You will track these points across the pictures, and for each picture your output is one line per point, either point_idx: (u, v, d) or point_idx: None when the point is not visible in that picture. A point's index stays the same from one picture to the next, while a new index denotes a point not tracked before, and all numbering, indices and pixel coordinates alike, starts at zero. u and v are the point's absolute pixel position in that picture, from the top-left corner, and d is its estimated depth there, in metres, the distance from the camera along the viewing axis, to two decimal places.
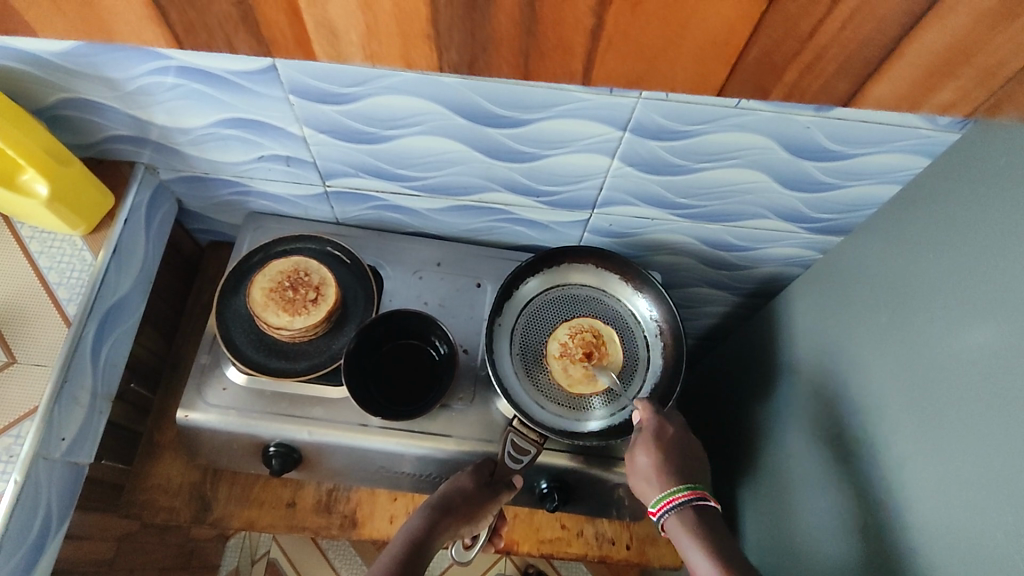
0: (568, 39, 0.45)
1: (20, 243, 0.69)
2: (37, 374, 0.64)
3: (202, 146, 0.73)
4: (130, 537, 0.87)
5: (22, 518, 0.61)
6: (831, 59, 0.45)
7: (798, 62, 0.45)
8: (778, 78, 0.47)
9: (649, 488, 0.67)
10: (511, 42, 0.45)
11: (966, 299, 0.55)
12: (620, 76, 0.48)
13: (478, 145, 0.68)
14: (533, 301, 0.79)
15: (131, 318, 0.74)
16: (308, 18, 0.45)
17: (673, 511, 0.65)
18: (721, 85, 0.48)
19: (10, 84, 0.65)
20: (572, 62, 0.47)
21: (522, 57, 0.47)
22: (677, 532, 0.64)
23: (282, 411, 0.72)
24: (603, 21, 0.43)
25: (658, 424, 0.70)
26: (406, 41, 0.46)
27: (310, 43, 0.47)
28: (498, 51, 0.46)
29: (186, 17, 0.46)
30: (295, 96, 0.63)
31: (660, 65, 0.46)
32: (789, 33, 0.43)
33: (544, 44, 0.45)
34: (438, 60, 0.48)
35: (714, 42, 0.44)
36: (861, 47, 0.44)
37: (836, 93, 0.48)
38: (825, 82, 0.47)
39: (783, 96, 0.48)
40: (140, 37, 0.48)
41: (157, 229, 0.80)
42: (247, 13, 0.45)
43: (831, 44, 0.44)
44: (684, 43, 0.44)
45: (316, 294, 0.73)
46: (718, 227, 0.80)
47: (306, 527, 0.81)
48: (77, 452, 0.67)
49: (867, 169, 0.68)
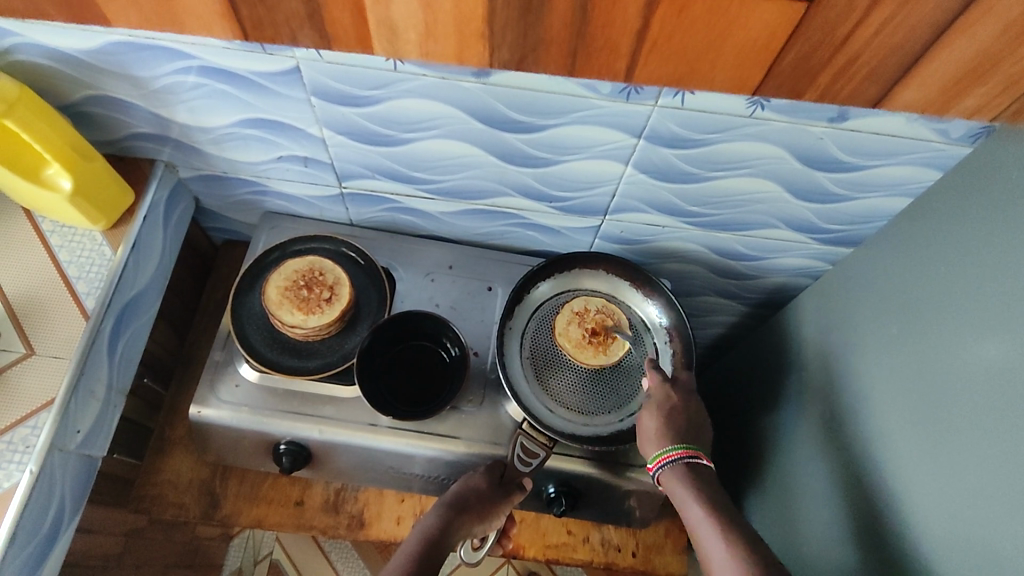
0: (614, 42, 0.46)
1: (40, 236, 0.70)
2: (55, 366, 0.65)
3: (221, 145, 0.74)
4: (137, 533, 0.87)
5: (37, 507, 0.61)
6: (865, 61, 0.45)
7: (832, 66, 0.46)
8: (812, 82, 0.47)
9: (649, 445, 0.69)
10: (561, 43, 0.46)
11: (976, 311, 0.56)
12: (660, 77, 0.49)
13: (494, 150, 0.69)
14: (544, 305, 0.79)
15: (146, 314, 0.75)
16: (369, 16, 0.46)
17: (667, 467, 0.67)
18: (755, 87, 0.48)
19: (37, 80, 0.66)
20: (616, 62, 0.47)
21: (570, 57, 0.47)
22: (670, 486, 0.66)
23: (294, 409, 0.73)
24: (648, 23, 0.44)
25: (666, 392, 0.70)
26: (462, 39, 0.47)
27: (368, 40, 0.48)
28: (547, 51, 0.47)
29: (256, 15, 0.47)
30: (316, 97, 0.64)
31: (703, 67, 0.47)
32: (826, 39, 0.44)
33: (590, 46, 0.46)
34: (489, 59, 0.49)
35: (753, 46, 0.45)
36: (894, 52, 0.44)
37: (868, 96, 0.49)
38: (854, 88, 0.48)
39: (816, 98, 0.49)
40: (205, 31, 0.50)
41: (174, 226, 0.81)
42: (313, 9, 0.46)
43: (865, 49, 0.44)
44: (725, 46, 0.45)
45: (330, 294, 0.74)
46: (729, 235, 0.81)
47: (313, 526, 0.81)
48: (92, 444, 0.68)
49: (878, 181, 0.68)
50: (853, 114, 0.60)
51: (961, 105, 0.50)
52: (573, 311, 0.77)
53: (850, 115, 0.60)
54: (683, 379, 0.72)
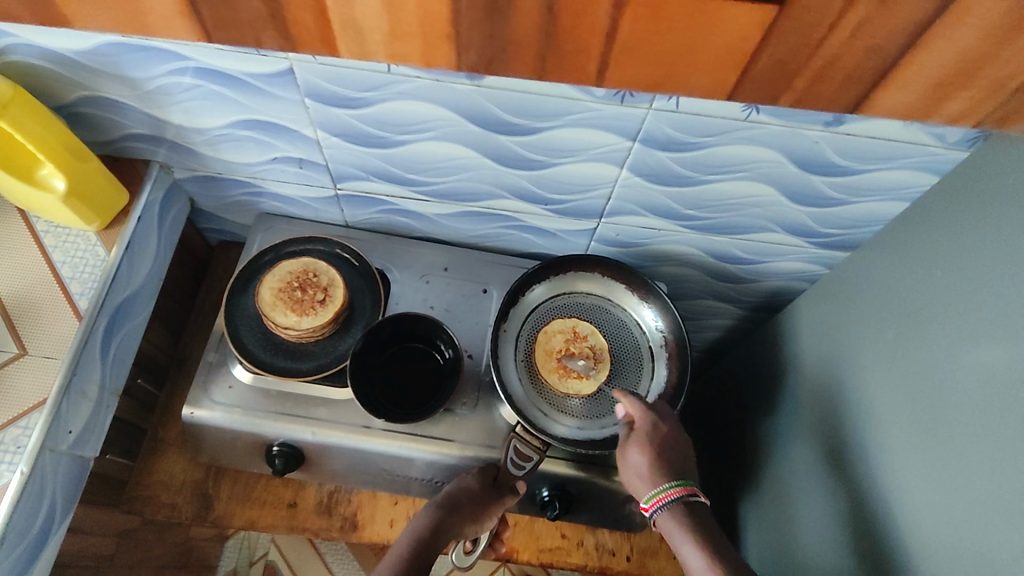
0: (585, 44, 0.45)
1: (35, 236, 0.70)
2: (47, 366, 0.64)
3: (216, 146, 0.74)
4: (131, 534, 0.87)
5: (27, 509, 0.61)
6: (843, 66, 0.44)
7: (810, 69, 0.45)
8: (789, 85, 0.46)
9: (641, 484, 0.67)
10: (530, 47, 0.46)
11: (971, 317, 0.55)
12: (634, 81, 0.48)
13: (488, 152, 0.69)
14: (539, 308, 0.79)
15: (140, 314, 0.75)
16: (332, 16, 0.45)
17: (665, 508, 0.65)
18: (730, 92, 0.48)
19: (32, 81, 0.66)
20: (586, 66, 0.47)
21: (538, 60, 0.47)
22: (668, 527, 0.65)
23: (287, 410, 0.73)
24: (618, 26, 0.43)
25: (650, 423, 0.68)
26: (426, 40, 0.46)
27: (332, 41, 0.47)
28: (517, 52, 0.46)
29: (216, 14, 0.46)
30: (310, 99, 0.64)
31: (677, 70, 0.46)
32: (801, 41, 0.43)
33: (561, 48, 0.45)
34: (456, 61, 0.48)
35: (725, 46, 0.44)
36: (872, 56, 0.43)
37: (848, 100, 0.48)
38: (836, 91, 0.47)
39: (791, 102, 0.48)
40: (171, 32, 0.49)
41: (169, 227, 0.80)
42: (275, 9, 0.45)
43: (843, 52, 0.43)
44: (702, 49, 0.44)
45: (324, 295, 0.74)
46: (725, 239, 0.80)
47: (306, 529, 0.81)
48: (83, 445, 0.68)
49: (874, 185, 0.68)
50: (849, 118, 0.59)
51: (947, 110, 0.48)
52: (573, 330, 0.78)
53: (845, 119, 0.59)
54: (661, 406, 0.71)
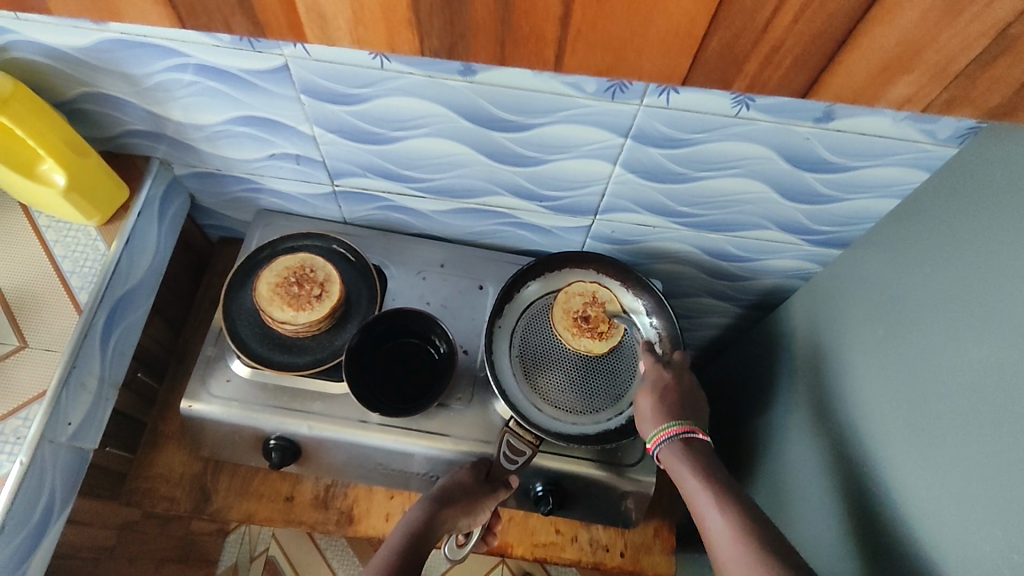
0: (539, 29, 0.45)
1: (36, 231, 0.71)
2: (47, 359, 0.65)
3: (214, 143, 0.75)
4: (130, 527, 0.88)
5: (27, 498, 0.62)
6: (789, 51, 0.45)
7: (756, 56, 0.45)
8: (739, 71, 0.47)
9: (646, 427, 0.68)
10: (488, 31, 0.46)
11: (962, 312, 0.56)
12: (590, 66, 0.48)
13: (482, 149, 0.70)
14: (534, 304, 0.79)
15: (140, 309, 0.76)
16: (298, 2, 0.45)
17: (666, 444, 0.66)
18: (685, 77, 0.48)
19: (34, 78, 0.67)
20: (545, 52, 0.47)
21: (498, 45, 0.47)
22: (670, 462, 0.65)
23: (284, 404, 0.74)
24: (571, 12, 0.43)
25: (659, 371, 0.70)
26: (391, 28, 0.47)
27: (300, 27, 0.48)
28: (476, 39, 0.47)
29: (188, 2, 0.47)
30: (305, 96, 0.65)
31: (628, 56, 0.47)
32: (747, 27, 0.43)
33: (519, 33, 0.46)
34: (419, 45, 0.48)
35: (676, 34, 0.44)
36: (816, 39, 0.43)
37: (798, 86, 0.47)
38: (782, 78, 0.47)
39: (744, 88, 0.48)
40: (144, 19, 0.49)
41: (169, 223, 0.81)
42: None
43: (787, 36, 0.44)
44: (649, 33, 0.45)
45: (320, 290, 0.74)
46: (720, 236, 0.81)
47: (303, 522, 0.81)
48: (83, 436, 0.69)
49: (867, 182, 0.68)
50: (838, 114, 0.60)
51: (891, 92, 0.48)
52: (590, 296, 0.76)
53: (835, 115, 0.60)
54: (677, 359, 0.72)
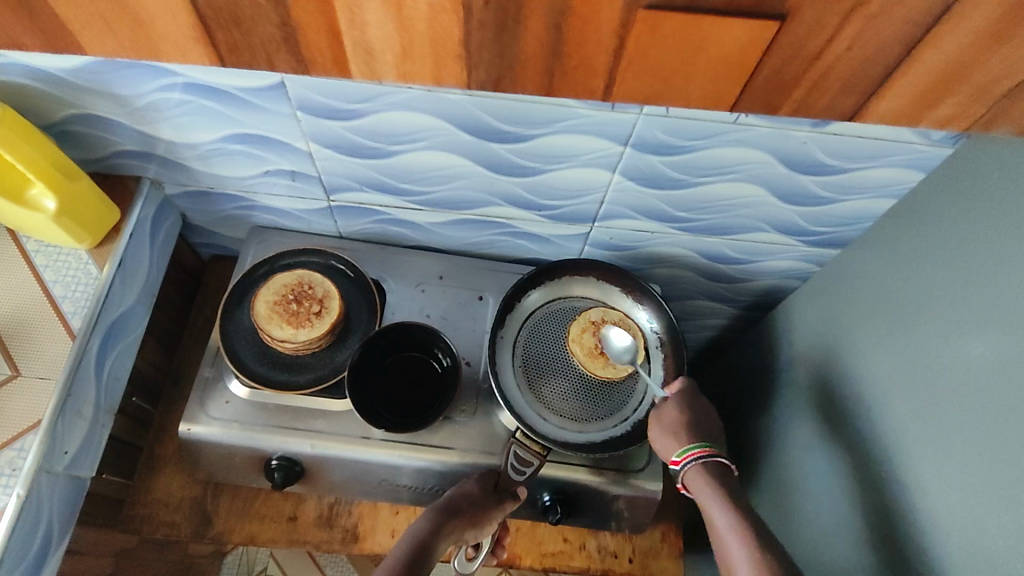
0: (590, 61, 0.45)
1: (25, 256, 0.70)
2: (40, 387, 0.64)
3: (208, 161, 0.74)
4: (129, 553, 0.86)
5: (24, 533, 0.61)
6: (837, 77, 0.45)
7: (805, 81, 0.46)
8: (786, 96, 0.47)
9: (670, 442, 0.69)
10: (537, 62, 0.46)
11: (962, 309, 0.56)
12: (636, 94, 0.48)
13: (482, 160, 0.69)
14: (535, 313, 0.79)
15: (134, 332, 0.75)
16: (345, 39, 0.45)
17: (694, 465, 0.67)
18: (734, 101, 0.48)
19: (21, 100, 0.65)
20: (592, 82, 0.47)
21: (545, 75, 0.47)
22: (697, 486, 0.66)
23: (285, 423, 0.73)
24: (623, 44, 0.43)
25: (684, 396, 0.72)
26: (439, 59, 0.46)
27: (345, 63, 0.47)
28: (523, 71, 0.46)
29: (232, 39, 0.46)
30: (302, 112, 0.64)
31: (676, 83, 0.47)
32: (798, 53, 0.43)
33: (568, 64, 0.45)
34: (465, 80, 0.48)
35: (728, 61, 0.44)
36: (867, 64, 0.44)
37: (842, 108, 0.48)
38: (833, 100, 0.47)
39: (790, 113, 0.49)
40: (184, 59, 0.48)
41: (161, 243, 0.80)
42: (289, 33, 0.45)
43: (837, 63, 0.44)
44: (703, 61, 0.44)
45: (320, 307, 0.73)
46: (718, 240, 0.81)
47: (307, 541, 0.80)
48: (80, 465, 0.67)
49: (863, 183, 0.69)
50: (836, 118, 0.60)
51: (935, 114, 0.48)
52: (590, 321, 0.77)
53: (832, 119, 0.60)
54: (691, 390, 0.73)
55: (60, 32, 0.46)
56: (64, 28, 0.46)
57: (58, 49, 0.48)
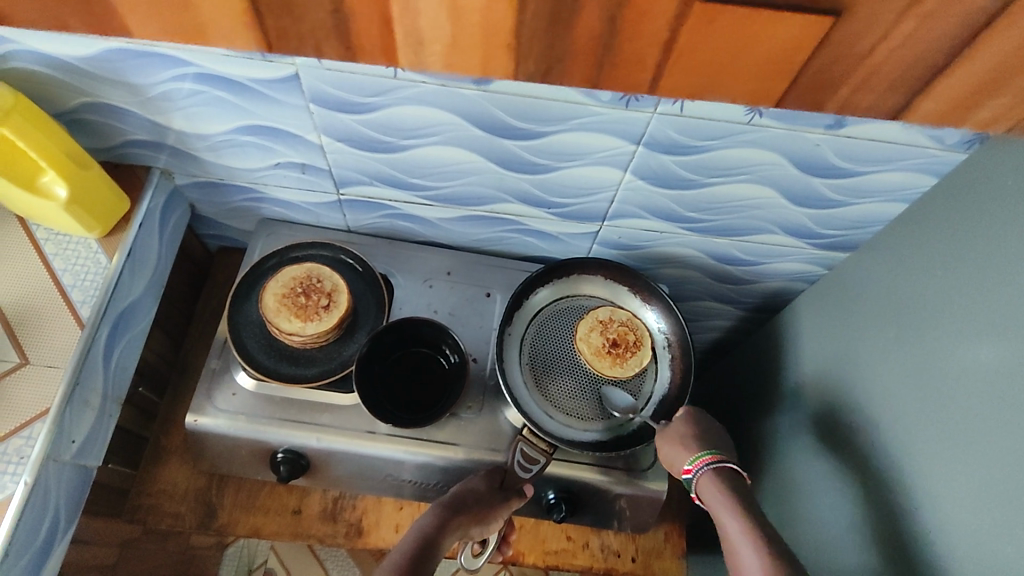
0: (640, 53, 0.45)
1: (34, 244, 0.70)
2: (49, 375, 0.64)
3: (218, 152, 0.73)
4: (132, 543, 0.86)
5: (32, 520, 0.60)
6: (885, 75, 0.45)
7: (853, 79, 0.46)
8: (833, 93, 0.47)
9: (679, 453, 0.69)
10: (586, 54, 0.46)
11: (970, 315, 0.57)
12: (680, 89, 0.48)
13: (494, 157, 0.69)
14: (543, 311, 0.79)
15: (142, 322, 0.75)
16: (396, 27, 0.45)
17: (706, 472, 0.67)
18: (777, 98, 0.48)
19: (33, 87, 0.65)
20: (641, 76, 0.47)
21: (594, 68, 0.47)
22: (709, 493, 0.66)
23: (291, 417, 0.72)
24: (676, 35, 0.43)
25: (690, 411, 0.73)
26: (488, 51, 0.46)
27: (394, 51, 0.47)
28: (573, 62, 0.46)
29: (281, 25, 0.46)
30: (315, 104, 0.64)
31: (723, 78, 0.47)
32: (850, 51, 0.43)
33: (617, 57, 0.45)
34: (514, 70, 0.48)
35: (777, 57, 0.44)
36: (917, 62, 0.44)
37: (890, 107, 0.48)
38: (875, 99, 0.47)
39: (835, 111, 0.49)
40: (230, 42, 0.48)
41: (170, 234, 0.80)
42: (340, 20, 0.45)
43: (887, 61, 0.44)
44: (753, 53, 0.44)
45: (328, 301, 0.73)
46: (727, 241, 0.81)
47: (311, 535, 0.80)
48: (87, 454, 0.67)
49: (874, 187, 0.69)
50: (850, 121, 0.60)
51: (980, 114, 0.48)
52: (598, 320, 0.77)
53: (846, 121, 0.60)
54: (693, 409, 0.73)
55: (105, 10, 0.46)
56: (112, 5, 0.46)
57: (103, 27, 0.48)
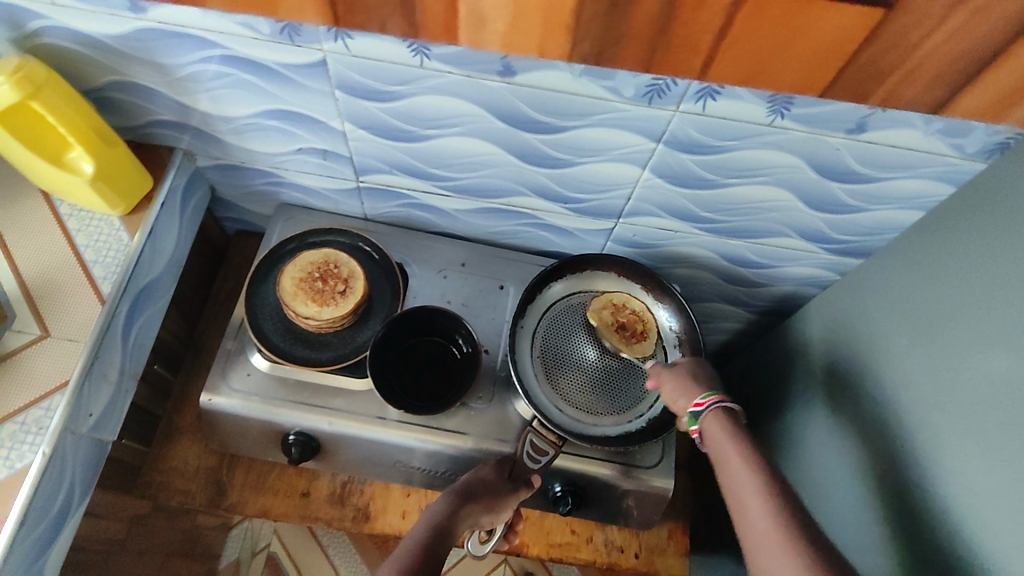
0: (696, 39, 0.45)
1: (58, 219, 0.70)
2: (70, 349, 0.65)
3: (241, 135, 0.74)
4: (140, 519, 0.87)
5: (49, 488, 0.61)
6: (929, 68, 0.46)
7: (899, 71, 0.46)
8: (879, 84, 0.47)
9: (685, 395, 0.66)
10: (642, 37, 0.46)
11: (974, 325, 0.57)
12: (729, 77, 0.49)
13: (514, 149, 0.70)
14: (556, 304, 0.80)
15: (160, 301, 0.75)
16: (462, 4, 0.46)
17: (711, 413, 0.63)
18: (824, 87, 0.48)
19: (63, 64, 0.66)
20: (694, 60, 0.47)
21: (647, 52, 0.47)
22: (712, 433, 0.62)
23: (304, 400, 0.73)
24: (731, 22, 0.44)
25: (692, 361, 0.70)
26: (547, 31, 0.47)
27: (456, 28, 0.48)
28: (628, 45, 0.47)
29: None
30: (340, 91, 0.65)
31: (771, 68, 0.47)
32: (900, 42, 0.44)
33: (672, 41, 0.46)
34: (569, 52, 0.48)
35: (828, 46, 0.45)
36: (962, 56, 0.44)
37: (933, 99, 0.48)
38: (918, 92, 0.48)
39: (879, 102, 0.49)
40: (298, 13, 0.50)
41: (190, 215, 0.81)
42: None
43: (931, 55, 0.45)
44: (805, 41, 0.45)
45: (345, 286, 0.74)
46: (741, 243, 0.82)
47: (319, 518, 0.81)
48: (103, 428, 0.68)
49: (892, 194, 0.69)
50: (871, 126, 0.61)
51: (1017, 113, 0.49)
52: (610, 302, 0.78)
53: (868, 126, 0.61)
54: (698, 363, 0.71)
55: None
56: None
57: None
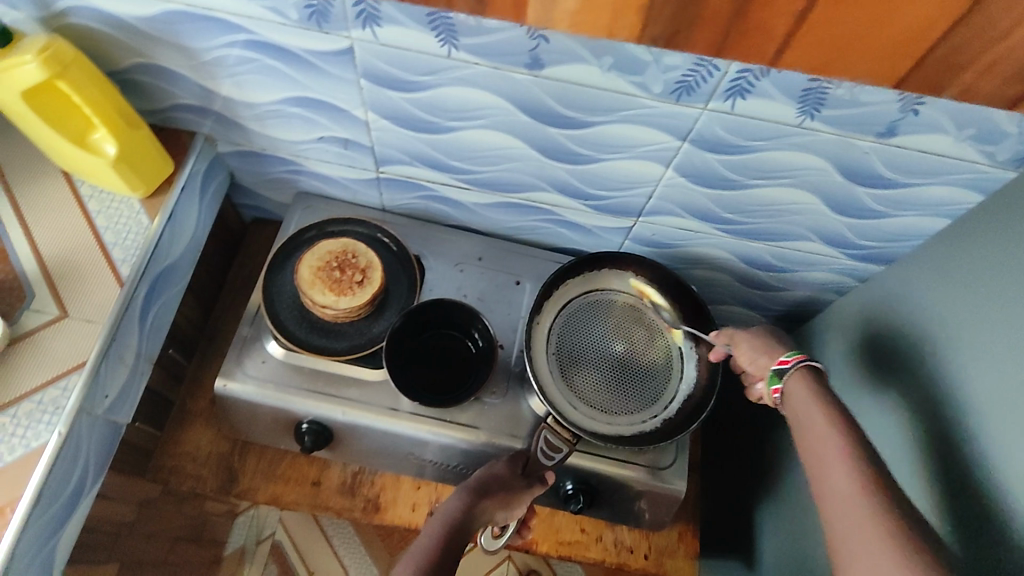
0: (769, 24, 0.44)
1: (78, 200, 0.70)
2: (87, 329, 0.65)
3: (264, 122, 0.74)
4: (149, 503, 0.88)
5: (64, 468, 0.61)
6: (1008, 66, 0.45)
7: (980, 63, 0.45)
8: (957, 77, 0.46)
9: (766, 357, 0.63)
10: (715, 20, 0.44)
11: (999, 334, 0.56)
12: (804, 63, 0.47)
13: (537, 143, 0.69)
14: (573, 302, 0.79)
15: (178, 285, 0.75)
16: None
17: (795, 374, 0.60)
18: (900, 78, 0.47)
19: (88, 44, 0.66)
20: (766, 45, 0.45)
21: (722, 35, 0.45)
22: (796, 393, 0.58)
23: (319, 388, 0.73)
24: (811, 8, 0.42)
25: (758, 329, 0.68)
26: (619, 10, 0.45)
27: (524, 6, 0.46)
28: (701, 29, 0.45)
29: None
30: (366, 79, 0.65)
31: (850, 56, 0.45)
32: (982, 35, 0.42)
33: (746, 25, 0.44)
34: (639, 34, 0.47)
35: (907, 37, 0.43)
36: None
37: (1005, 97, 0.48)
38: (996, 87, 0.47)
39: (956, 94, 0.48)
40: None
41: (210, 200, 0.81)
42: None
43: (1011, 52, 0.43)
44: (890, 32, 0.43)
45: (362, 276, 0.74)
46: (761, 245, 0.81)
47: (329, 507, 0.81)
48: (118, 410, 0.68)
49: (917, 200, 0.68)
50: (902, 130, 0.60)
51: None
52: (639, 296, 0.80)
53: (898, 131, 0.60)
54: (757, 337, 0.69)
55: None
56: None
57: None
